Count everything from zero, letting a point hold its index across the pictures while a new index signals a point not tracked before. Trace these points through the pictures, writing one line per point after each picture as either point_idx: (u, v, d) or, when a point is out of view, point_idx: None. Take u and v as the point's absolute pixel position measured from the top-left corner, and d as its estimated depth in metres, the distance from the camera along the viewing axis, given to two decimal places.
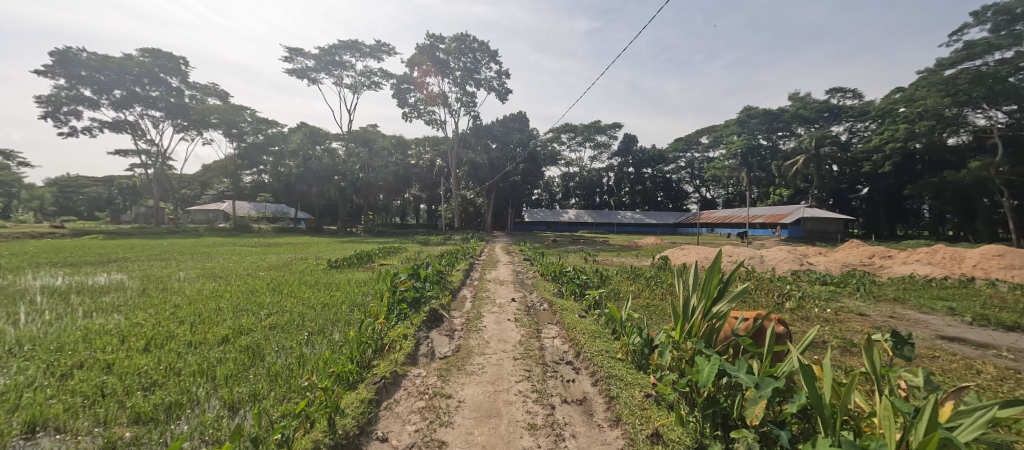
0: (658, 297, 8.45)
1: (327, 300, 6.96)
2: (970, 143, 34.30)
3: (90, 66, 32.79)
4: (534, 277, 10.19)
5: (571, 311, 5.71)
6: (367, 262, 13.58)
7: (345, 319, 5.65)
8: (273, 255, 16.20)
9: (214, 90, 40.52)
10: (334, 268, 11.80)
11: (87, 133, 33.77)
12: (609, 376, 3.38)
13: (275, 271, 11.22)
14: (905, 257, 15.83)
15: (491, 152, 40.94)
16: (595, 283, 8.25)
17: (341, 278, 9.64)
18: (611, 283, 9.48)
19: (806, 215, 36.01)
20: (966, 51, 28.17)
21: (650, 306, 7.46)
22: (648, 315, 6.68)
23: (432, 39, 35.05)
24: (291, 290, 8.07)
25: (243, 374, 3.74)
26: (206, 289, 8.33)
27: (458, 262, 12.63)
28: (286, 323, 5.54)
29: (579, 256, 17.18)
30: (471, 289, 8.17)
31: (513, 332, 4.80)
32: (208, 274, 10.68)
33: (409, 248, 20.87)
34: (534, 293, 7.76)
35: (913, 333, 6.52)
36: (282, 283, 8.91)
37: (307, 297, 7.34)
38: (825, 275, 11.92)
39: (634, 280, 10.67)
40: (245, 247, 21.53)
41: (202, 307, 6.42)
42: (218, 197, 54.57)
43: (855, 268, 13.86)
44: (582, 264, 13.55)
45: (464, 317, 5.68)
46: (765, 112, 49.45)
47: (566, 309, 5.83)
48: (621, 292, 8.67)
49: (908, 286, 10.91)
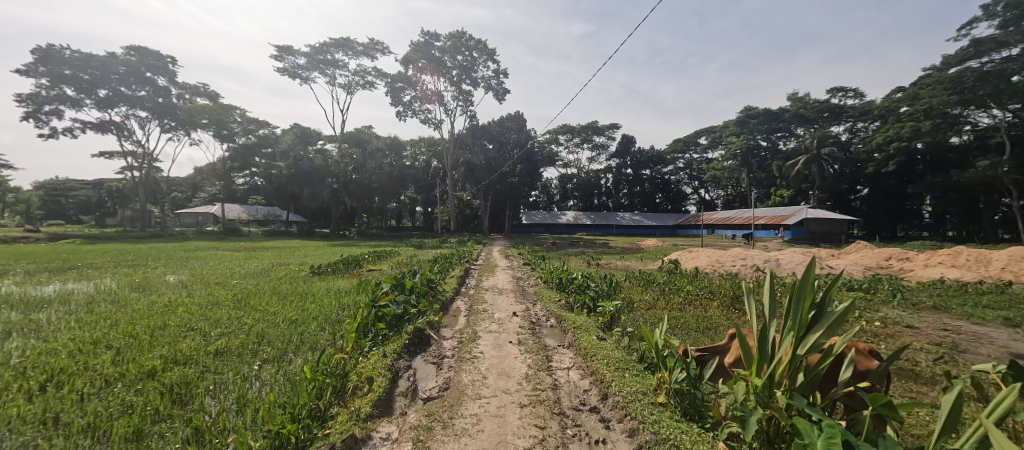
0: (679, 308, 7.54)
1: (299, 316, 5.97)
2: (975, 142, 33.72)
3: (73, 64, 31.67)
4: (536, 285, 9.18)
5: (586, 330, 4.72)
6: (354, 268, 12.53)
7: (313, 343, 4.66)
8: (257, 261, 15.27)
9: (204, 90, 39.37)
10: (319, 275, 10.74)
11: (69, 134, 32.57)
12: (659, 441, 2.41)
13: (251, 279, 10.12)
14: (925, 260, 14.97)
15: (488, 153, 39.99)
16: (606, 292, 7.34)
17: (323, 287, 8.62)
18: (622, 292, 8.58)
19: (811, 216, 35.25)
20: (973, 49, 27.55)
21: (672, 321, 6.53)
22: (672, 332, 5.76)
23: (427, 36, 34.17)
24: (262, 302, 7.06)
25: (151, 432, 2.75)
26: (161, 301, 7.26)
27: (453, 268, 11.83)
28: (239, 348, 4.53)
29: (582, 259, 16.25)
30: (467, 301, 7.16)
31: (517, 361, 3.82)
32: (175, 283, 9.61)
33: (401, 252, 19.88)
34: (538, 305, 6.76)
35: (981, 350, 5.62)
36: (254, 294, 7.87)
37: (277, 311, 6.36)
38: (849, 280, 11.05)
39: (647, 287, 9.75)
40: (231, 251, 20.43)
41: (146, 326, 5.39)
42: (208, 200, 53.25)
43: (877, 272, 13.00)
44: (587, 269, 12.55)
45: (456, 339, 4.65)
46: (765, 112, 48.87)
47: (579, 328, 4.83)
48: (635, 301, 7.77)
49: (942, 292, 9.98)
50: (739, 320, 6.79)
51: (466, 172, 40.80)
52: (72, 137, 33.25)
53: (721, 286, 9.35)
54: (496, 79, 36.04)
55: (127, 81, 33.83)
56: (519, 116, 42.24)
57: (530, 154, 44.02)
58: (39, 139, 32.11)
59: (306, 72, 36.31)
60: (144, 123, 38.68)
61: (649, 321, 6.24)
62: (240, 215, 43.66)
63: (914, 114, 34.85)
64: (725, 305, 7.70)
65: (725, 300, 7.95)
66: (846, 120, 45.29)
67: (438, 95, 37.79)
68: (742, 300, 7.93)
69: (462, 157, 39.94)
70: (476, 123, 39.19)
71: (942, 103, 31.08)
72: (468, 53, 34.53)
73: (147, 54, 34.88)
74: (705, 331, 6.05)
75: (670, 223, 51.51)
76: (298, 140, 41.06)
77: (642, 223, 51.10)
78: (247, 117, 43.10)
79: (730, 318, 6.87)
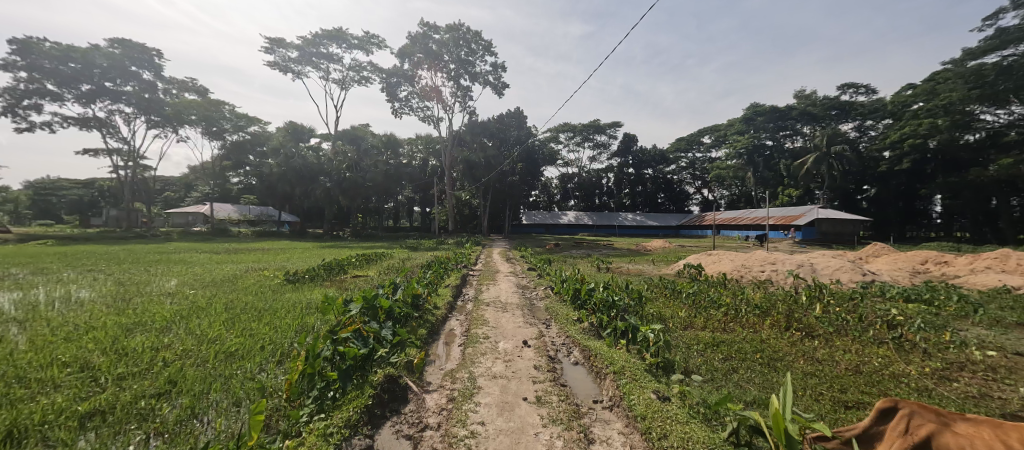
0: (724, 329, 6.17)
1: (241, 346, 4.50)
2: (988, 141, 31.85)
3: (52, 56, 30.10)
4: (545, 297, 7.73)
5: (638, 379, 3.26)
6: (334, 274, 11.08)
7: (238, 401, 3.21)
8: (232, 264, 13.82)
9: (193, 85, 37.86)
10: (292, 284, 9.23)
11: (48, 130, 30.99)
12: None
13: (213, 289, 8.69)
14: (968, 264, 13.63)
15: (487, 150, 38.57)
16: (635, 310, 5.96)
17: (291, 300, 7.17)
18: (651, 307, 7.14)
19: (823, 216, 33.89)
20: (996, 40, 26.29)
21: (724, 350, 5.18)
22: (738, 375, 4.32)
23: (425, 28, 32.82)
24: (205, 322, 5.61)
25: None
26: (75, 321, 5.75)
27: (449, 274, 10.46)
28: (126, 408, 3.09)
29: (589, 263, 15.03)
30: (463, 321, 5.67)
31: (538, 445, 2.40)
32: (119, 295, 8.11)
33: (394, 254, 18.43)
34: (554, 328, 5.34)
35: None
36: (202, 310, 6.42)
37: (218, 337, 4.91)
38: (902, 289, 9.63)
39: (674, 299, 8.29)
40: (208, 253, 18.79)
41: (23, 363, 3.95)
42: (199, 199, 51.63)
43: (924, 278, 11.59)
44: (598, 275, 11.06)
45: (445, 392, 3.19)
46: (771, 109, 47.47)
47: (625, 374, 3.39)
48: (668, 319, 6.40)
49: (1014, 303, 8.56)
50: (803, 345, 5.44)
51: (464, 170, 39.20)
52: (51, 133, 31.64)
53: (764, 299, 7.94)
54: (495, 74, 34.71)
55: (111, 76, 32.29)
56: (520, 112, 40.72)
57: (530, 152, 42.52)
58: (17, 134, 30.60)
59: (298, 67, 34.90)
60: (130, 119, 37.13)
61: (695, 355, 4.90)
62: (231, 215, 42.27)
63: (930, 110, 33.51)
64: (778, 325, 6.32)
65: (777, 318, 6.59)
66: (855, 118, 44.06)
67: (436, 91, 36.45)
68: (797, 317, 6.59)
69: (460, 154, 38.29)
70: (475, 118, 37.64)
71: (961, 98, 29.77)
72: (467, 46, 33.17)
73: (131, 47, 33.28)
74: (769, 365, 4.72)
75: (673, 223, 50.26)
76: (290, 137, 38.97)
77: (644, 224, 49.79)
78: (238, 113, 41.56)
79: (793, 343, 5.49)
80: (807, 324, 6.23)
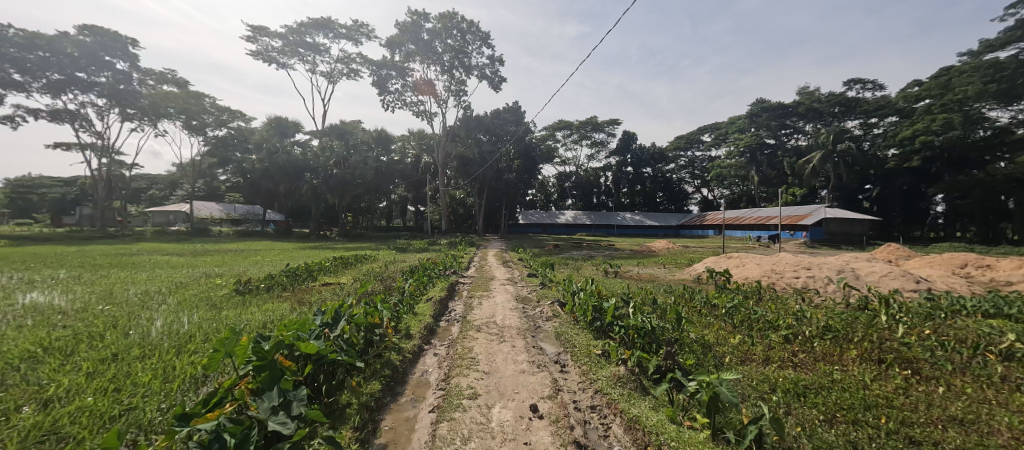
0: (797, 365, 4.55)
1: (80, 417, 2.81)
2: (998, 140, 30.51)
3: (16, 43, 27.79)
4: (554, 318, 5.98)
5: None
6: (300, 282, 9.32)
7: None
8: (186, 269, 11.99)
9: (172, 76, 35.77)
10: (238, 298, 7.45)
11: (13, 124, 28.85)
12: None
13: (140, 303, 7.07)
14: (1012, 270, 12.22)
15: (482, 146, 36.76)
16: (683, 349, 4.29)
17: (223, 323, 5.49)
18: (695, 332, 5.46)
19: (832, 216, 32.54)
20: (1017, 32, 25.00)
21: (821, 403, 3.58)
22: None
23: (415, 16, 31.07)
24: (74, 364, 3.90)
25: None
26: None
27: (433, 284, 8.81)
28: None
29: (597, 267, 13.36)
30: (443, 361, 3.99)
31: None
32: (5, 313, 6.28)
33: (377, 257, 16.62)
34: (575, 375, 3.66)
35: None
36: (89, 342, 4.69)
37: (68, 393, 3.22)
38: (972, 300, 8.07)
39: (717, 318, 6.55)
40: (174, 254, 17.07)
41: None
42: (183, 198, 49.49)
43: (978, 287, 10.07)
44: (611, 283, 9.59)
45: None
46: (775, 106, 46.15)
47: None
48: (722, 353, 4.68)
49: None
50: (926, 396, 3.84)
51: (458, 166, 37.54)
52: (17, 127, 29.49)
53: (829, 318, 6.31)
54: (490, 67, 33.09)
55: (82, 65, 30.16)
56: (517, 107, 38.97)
57: (527, 149, 40.67)
58: None
59: (282, 57, 32.99)
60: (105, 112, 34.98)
61: (784, 418, 3.31)
62: (213, 214, 40.40)
63: (942, 106, 32.23)
64: (868, 359, 4.74)
65: (862, 349, 4.98)
66: (859, 115, 42.85)
67: (429, 85, 34.73)
68: (887, 346, 4.99)
69: (453, 150, 36.45)
70: (469, 113, 35.91)
71: (976, 94, 28.52)
72: (460, 36, 31.39)
73: (103, 34, 31.04)
74: (902, 435, 3.12)
75: (673, 223, 49.18)
76: (274, 131, 36.86)
77: (644, 224, 48.48)
78: (220, 107, 39.41)
79: (907, 393, 3.88)
80: (906, 358, 4.68)
